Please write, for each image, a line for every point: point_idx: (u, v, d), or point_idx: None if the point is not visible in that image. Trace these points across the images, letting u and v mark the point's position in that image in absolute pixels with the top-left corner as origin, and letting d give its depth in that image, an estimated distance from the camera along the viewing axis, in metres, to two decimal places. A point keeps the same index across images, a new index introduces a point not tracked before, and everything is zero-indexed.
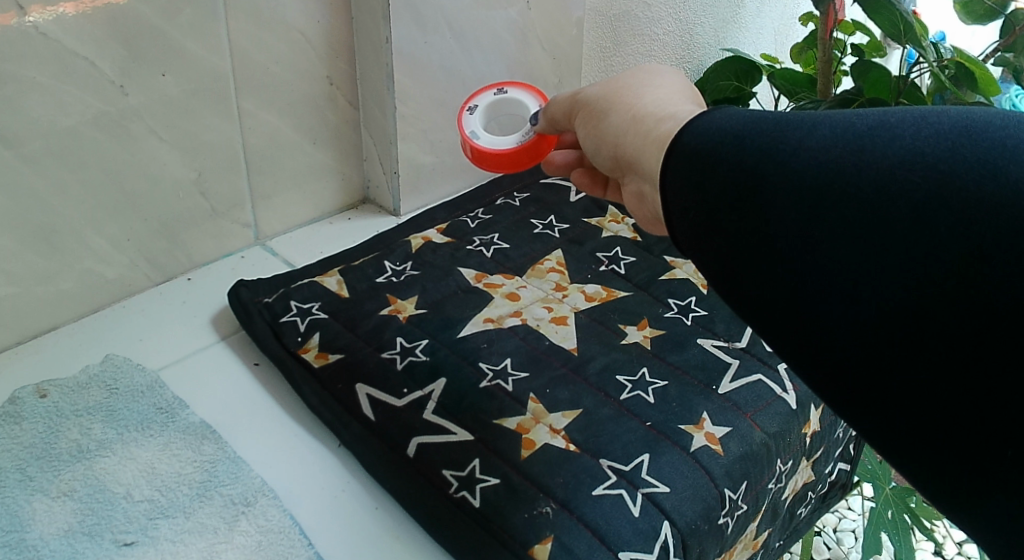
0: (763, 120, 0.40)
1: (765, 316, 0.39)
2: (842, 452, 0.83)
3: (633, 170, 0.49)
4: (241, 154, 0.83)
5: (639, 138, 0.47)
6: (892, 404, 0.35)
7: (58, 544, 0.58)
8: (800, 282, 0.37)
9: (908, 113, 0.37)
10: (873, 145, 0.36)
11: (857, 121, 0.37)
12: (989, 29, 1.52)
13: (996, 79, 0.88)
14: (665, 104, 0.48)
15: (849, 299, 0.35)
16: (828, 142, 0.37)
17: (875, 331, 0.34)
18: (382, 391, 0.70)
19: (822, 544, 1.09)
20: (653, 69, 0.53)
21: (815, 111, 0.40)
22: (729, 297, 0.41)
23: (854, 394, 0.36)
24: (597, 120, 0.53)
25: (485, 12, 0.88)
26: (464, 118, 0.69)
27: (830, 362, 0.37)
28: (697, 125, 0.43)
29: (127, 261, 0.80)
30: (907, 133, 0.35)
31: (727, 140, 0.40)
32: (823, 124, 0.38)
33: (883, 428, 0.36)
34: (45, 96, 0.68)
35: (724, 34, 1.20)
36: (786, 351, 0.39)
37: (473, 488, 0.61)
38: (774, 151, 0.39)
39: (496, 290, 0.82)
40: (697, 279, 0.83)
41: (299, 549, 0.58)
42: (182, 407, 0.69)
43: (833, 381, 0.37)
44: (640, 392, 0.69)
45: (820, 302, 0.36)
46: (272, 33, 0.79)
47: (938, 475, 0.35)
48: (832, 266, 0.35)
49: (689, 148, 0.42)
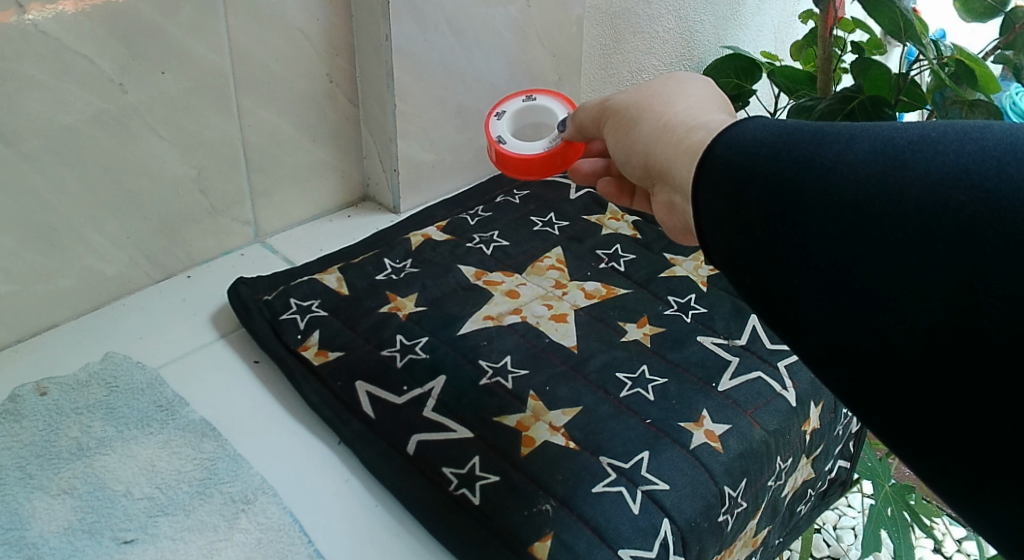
0: (800, 132, 0.40)
1: (800, 334, 0.38)
2: (842, 449, 0.84)
3: (662, 179, 0.49)
4: (242, 151, 0.83)
5: (670, 148, 0.47)
6: (929, 431, 0.34)
7: (57, 541, 0.58)
8: (836, 300, 0.36)
9: (950, 128, 0.36)
10: (915, 161, 0.35)
11: (898, 136, 0.36)
12: (989, 26, 1.53)
13: (995, 78, 0.88)
14: (695, 113, 0.49)
15: (888, 318, 0.34)
16: (867, 157, 0.36)
17: (913, 354, 0.33)
18: (383, 388, 0.70)
19: (822, 541, 1.09)
20: (682, 78, 0.54)
21: (854, 123, 0.39)
22: (764, 312, 0.41)
23: (889, 415, 0.35)
24: (626, 129, 0.53)
25: (484, 8, 0.88)
26: (491, 124, 0.69)
27: (866, 382, 0.36)
28: (730, 136, 0.42)
29: (126, 258, 0.80)
30: (950, 150, 0.34)
31: (763, 152, 0.40)
32: (863, 138, 0.37)
33: (916, 452, 0.35)
34: (44, 93, 0.68)
35: (724, 31, 1.20)
36: (818, 367, 0.38)
37: (473, 485, 0.61)
38: (812, 165, 0.38)
39: (496, 287, 0.82)
40: (697, 276, 0.83)
41: (298, 546, 0.58)
42: (182, 404, 0.69)
43: (867, 401, 0.36)
44: (640, 389, 0.69)
45: (857, 321, 0.35)
46: (272, 30, 0.79)
47: (976, 507, 0.33)
48: (871, 285, 0.34)
49: (722, 160, 0.42)
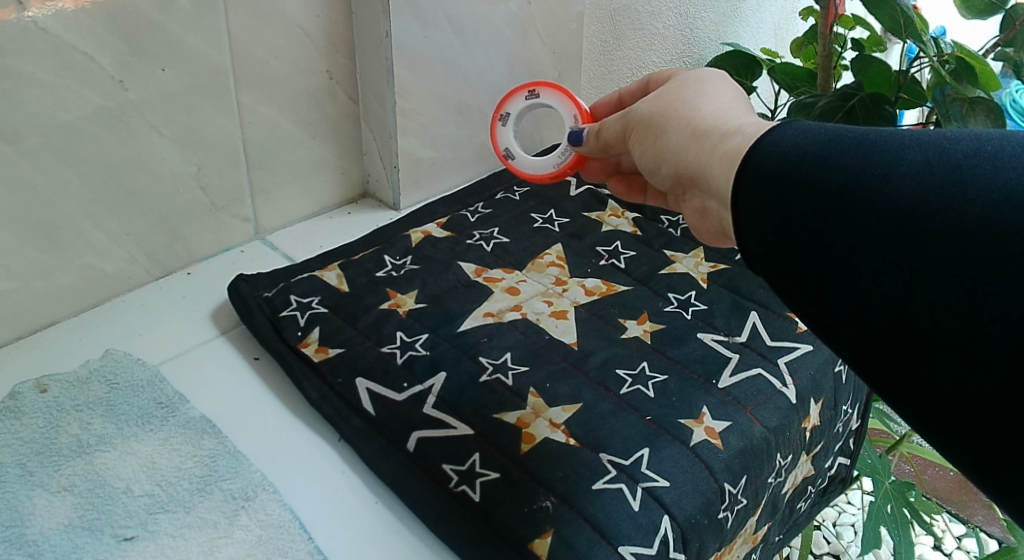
0: (846, 139, 0.39)
1: (847, 341, 0.38)
2: (842, 446, 0.84)
3: (695, 187, 0.50)
4: (242, 148, 0.83)
5: (704, 154, 0.48)
6: (989, 444, 0.33)
7: (57, 539, 0.58)
8: (889, 311, 0.35)
9: (1007, 139, 0.35)
10: (973, 176, 0.34)
11: (951, 146, 0.36)
12: (988, 24, 1.55)
13: (996, 75, 0.87)
14: (723, 116, 0.50)
15: (947, 334, 0.33)
16: (921, 169, 0.36)
17: (971, 367, 0.33)
18: (382, 386, 0.70)
19: (822, 538, 1.10)
20: (701, 76, 0.55)
21: (903, 129, 0.39)
22: (807, 318, 0.40)
23: (943, 425, 0.35)
24: (653, 136, 0.53)
25: (484, 6, 0.88)
26: (498, 131, 0.72)
27: (918, 393, 0.35)
28: (771, 141, 0.42)
29: (126, 255, 0.79)
30: (1010, 165, 0.33)
31: (808, 159, 0.39)
32: (915, 148, 0.37)
33: (976, 464, 0.34)
34: (44, 90, 0.68)
35: (724, 28, 1.20)
36: (867, 374, 0.38)
37: (473, 481, 0.62)
38: (862, 174, 0.37)
39: (495, 284, 0.82)
40: (697, 273, 0.84)
41: (299, 543, 0.58)
42: (182, 401, 0.69)
43: (919, 410, 0.36)
44: (640, 386, 0.69)
45: (909, 332, 0.35)
46: (272, 27, 0.79)
47: None
48: (926, 298, 0.34)
49: (763, 166, 0.41)
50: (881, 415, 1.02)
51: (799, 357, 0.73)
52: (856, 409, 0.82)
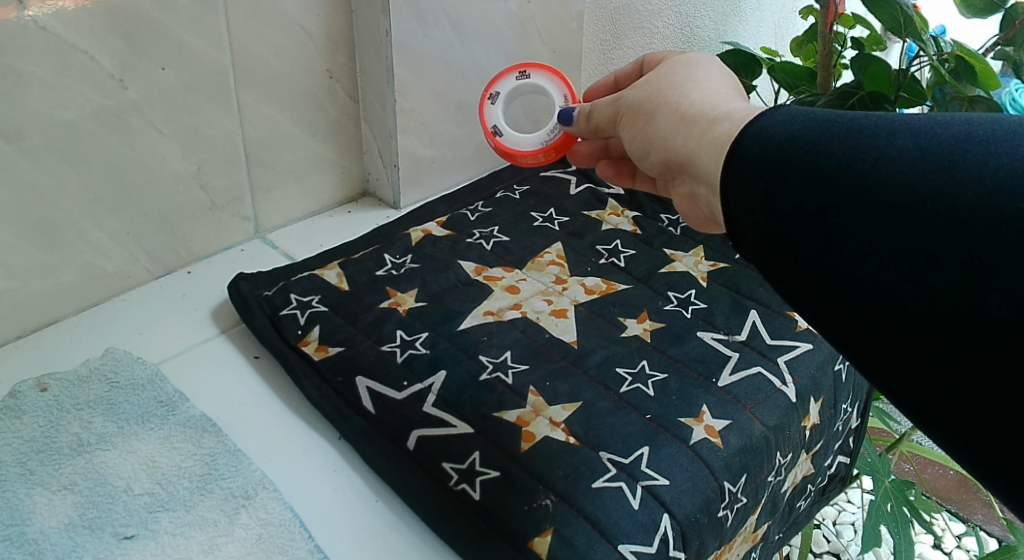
0: (836, 124, 0.39)
1: (836, 327, 0.38)
2: (842, 445, 0.85)
3: (684, 173, 0.50)
4: (242, 147, 0.83)
5: (693, 140, 0.48)
6: (978, 432, 0.33)
7: (58, 537, 0.58)
8: (880, 297, 0.35)
9: (999, 125, 0.35)
10: (965, 161, 0.34)
11: (943, 132, 0.36)
12: (988, 23, 1.56)
13: (996, 74, 0.86)
14: (712, 100, 0.50)
15: (939, 320, 0.33)
16: (912, 153, 0.36)
17: (961, 354, 0.33)
18: (382, 383, 0.70)
19: (822, 536, 1.10)
20: (690, 62, 0.55)
21: (893, 114, 0.39)
22: (797, 303, 0.40)
23: (931, 411, 0.35)
24: (643, 122, 0.54)
25: (483, 4, 0.87)
26: (487, 110, 0.71)
27: (908, 379, 0.35)
28: (760, 127, 0.42)
29: (127, 254, 0.79)
30: (1004, 151, 0.33)
31: (798, 145, 0.39)
32: (906, 133, 0.37)
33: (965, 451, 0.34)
34: (44, 89, 0.68)
35: (725, 27, 1.20)
36: (858, 360, 0.38)
37: (473, 480, 0.62)
38: (852, 160, 0.37)
39: (496, 282, 0.82)
40: (697, 271, 0.84)
41: (298, 541, 0.58)
42: (182, 399, 0.69)
43: (910, 397, 0.35)
44: (640, 384, 0.69)
45: (899, 318, 0.35)
46: (272, 25, 0.79)
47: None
48: (917, 285, 0.34)
49: (751, 153, 0.42)
50: (881, 413, 1.02)
51: (799, 356, 0.73)
52: (856, 407, 0.82)
